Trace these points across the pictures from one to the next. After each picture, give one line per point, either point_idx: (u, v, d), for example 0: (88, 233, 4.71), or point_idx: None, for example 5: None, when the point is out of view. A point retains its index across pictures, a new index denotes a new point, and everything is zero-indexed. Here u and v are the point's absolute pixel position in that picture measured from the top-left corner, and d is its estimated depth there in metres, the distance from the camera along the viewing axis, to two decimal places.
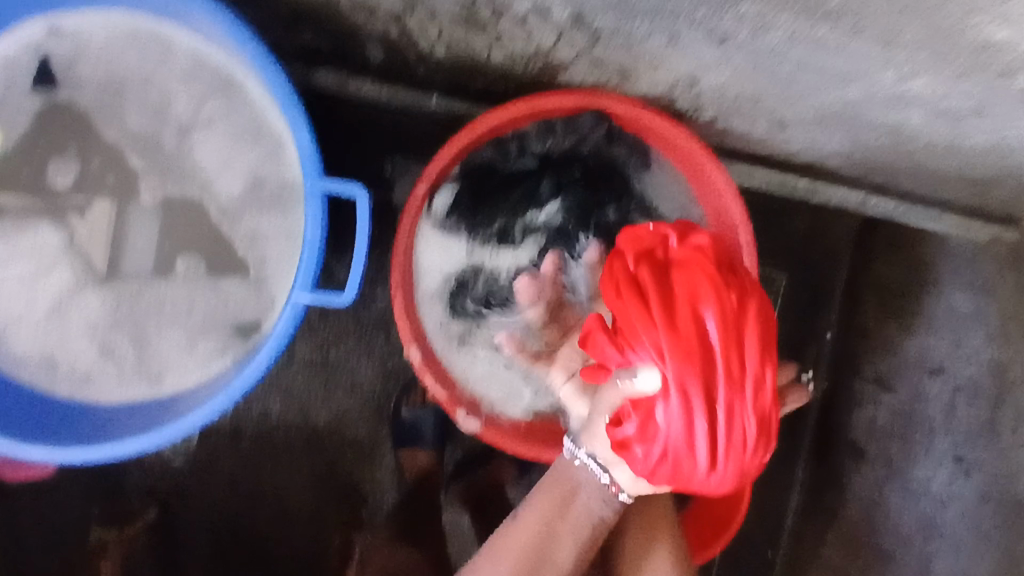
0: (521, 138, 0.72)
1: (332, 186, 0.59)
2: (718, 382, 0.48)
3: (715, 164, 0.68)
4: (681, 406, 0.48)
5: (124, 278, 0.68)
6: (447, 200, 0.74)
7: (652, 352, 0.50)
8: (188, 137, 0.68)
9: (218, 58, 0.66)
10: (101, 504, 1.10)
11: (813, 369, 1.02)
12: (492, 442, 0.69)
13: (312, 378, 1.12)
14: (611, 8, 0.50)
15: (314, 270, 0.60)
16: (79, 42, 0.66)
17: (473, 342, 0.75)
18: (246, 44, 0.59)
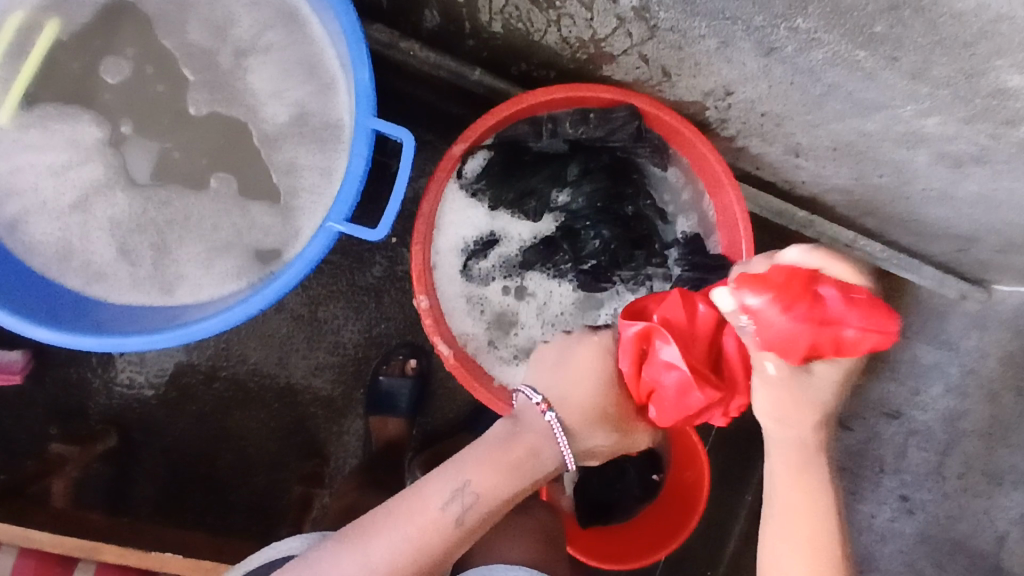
0: (556, 120, 0.75)
1: (381, 125, 0.63)
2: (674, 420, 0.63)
3: (733, 183, 0.72)
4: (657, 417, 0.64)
5: (154, 185, 0.70)
6: (478, 167, 0.78)
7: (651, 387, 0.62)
8: (242, 61, 0.69)
9: None
10: (59, 423, 1.08)
11: None
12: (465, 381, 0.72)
13: (295, 331, 1.09)
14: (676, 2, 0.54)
15: (352, 203, 0.64)
16: None
17: (479, 301, 0.80)
18: None
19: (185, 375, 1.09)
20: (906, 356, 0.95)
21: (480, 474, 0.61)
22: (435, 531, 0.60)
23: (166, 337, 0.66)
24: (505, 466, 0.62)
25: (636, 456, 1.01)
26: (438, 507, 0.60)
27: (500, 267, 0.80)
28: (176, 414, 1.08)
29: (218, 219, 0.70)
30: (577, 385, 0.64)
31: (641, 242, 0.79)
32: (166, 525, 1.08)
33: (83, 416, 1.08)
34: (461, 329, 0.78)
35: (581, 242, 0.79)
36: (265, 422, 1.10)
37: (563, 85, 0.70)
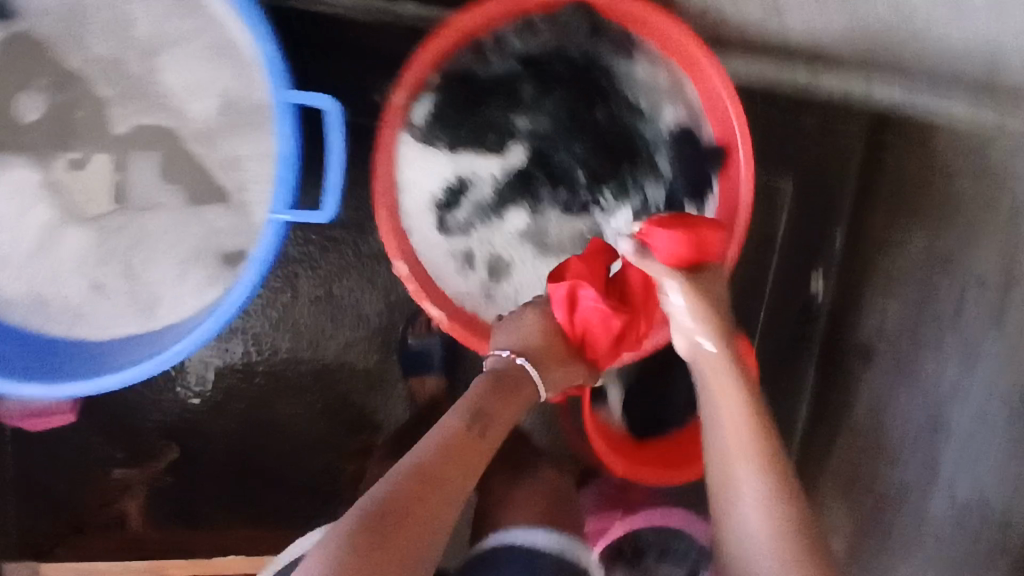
0: (500, 38, 0.69)
1: (300, 98, 0.58)
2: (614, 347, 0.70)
3: (709, 59, 0.64)
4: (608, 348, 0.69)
5: (106, 213, 0.67)
6: (426, 111, 0.71)
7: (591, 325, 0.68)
8: (153, 61, 0.65)
9: None
10: (124, 448, 1.12)
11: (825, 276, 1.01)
12: (460, 337, 0.70)
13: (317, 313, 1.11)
14: None
15: (292, 187, 0.59)
16: None
17: (461, 254, 0.75)
18: None
19: (224, 377, 1.12)
20: (954, 193, 0.84)
21: (500, 410, 0.61)
22: (468, 451, 0.58)
23: (157, 362, 0.64)
24: (516, 401, 0.62)
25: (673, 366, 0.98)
26: (467, 428, 0.59)
27: (476, 213, 0.74)
28: (224, 416, 1.11)
29: (180, 233, 0.68)
30: (531, 334, 0.67)
31: (620, 150, 0.74)
32: (245, 521, 1.13)
33: (143, 437, 1.12)
34: (450, 287, 0.74)
35: (558, 165, 0.73)
36: (309, 405, 1.12)
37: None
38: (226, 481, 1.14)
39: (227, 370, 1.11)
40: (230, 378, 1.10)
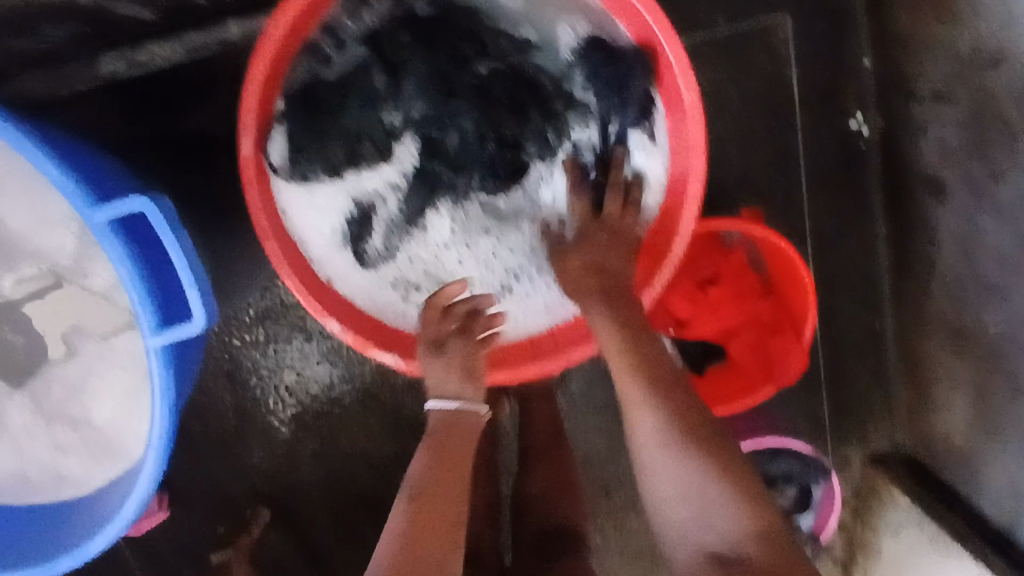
0: (332, 24, 0.68)
1: (109, 211, 0.50)
2: None
3: None
4: None
5: (37, 371, 0.64)
6: (284, 147, 0.69)
7: None
8: None
9: None
10: (223, 520, 1.17)
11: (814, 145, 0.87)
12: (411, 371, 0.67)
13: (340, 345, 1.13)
14: None
15: (154, 306, 0.52)
16: None
17: (392, 276, 0.74)
18: None
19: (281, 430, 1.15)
20: None
21: (424, 468, 0.63)
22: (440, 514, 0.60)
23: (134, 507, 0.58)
24: (447, 457, 0.64)
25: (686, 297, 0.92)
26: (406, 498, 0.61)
27: (389, 232, 0.73)
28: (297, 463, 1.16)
29: (104, 368, 0.63)
30: None
31: (518, 102, 0.71)
32: (356, 547, 1.19)
33: (234, 504, 1.16)
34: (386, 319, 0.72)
35: (444, 141, 0.71)
36: (369, 429, 1.17)
37: None
38: (329, 519, 1.19)
39: (282, 422, 1.15)
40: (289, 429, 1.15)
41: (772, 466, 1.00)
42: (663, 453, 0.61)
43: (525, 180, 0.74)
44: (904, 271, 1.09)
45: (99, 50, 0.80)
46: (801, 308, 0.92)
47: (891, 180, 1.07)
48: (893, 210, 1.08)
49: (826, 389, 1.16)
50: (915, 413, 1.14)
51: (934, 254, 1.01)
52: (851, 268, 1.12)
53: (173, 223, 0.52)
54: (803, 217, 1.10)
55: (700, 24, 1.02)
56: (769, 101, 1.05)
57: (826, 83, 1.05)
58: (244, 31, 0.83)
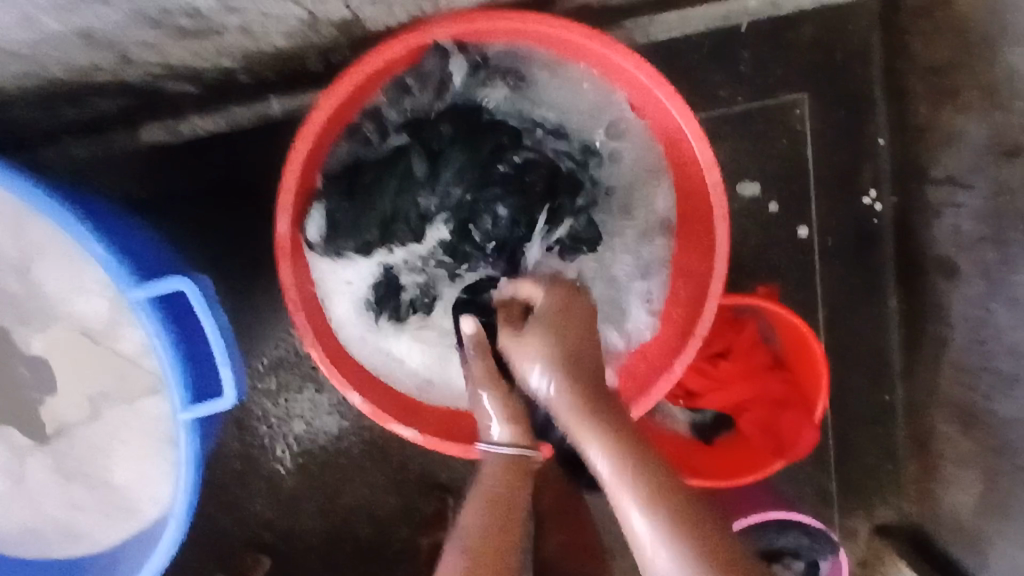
0: (378, 111, 0.71)
1: (152, 289, 0.52)
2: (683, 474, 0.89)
3: (620, 51, 0.64)
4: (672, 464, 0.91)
5: (61, 432, 0.65)
6: (321, 224, 0.71)
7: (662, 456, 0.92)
8: (30, 277, 0.61)
9: (7, 198, 0.59)
10: (221, 568, 1.15)
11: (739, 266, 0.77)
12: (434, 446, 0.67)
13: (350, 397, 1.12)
14: None
15: (185, 382, 0.54)
16: None
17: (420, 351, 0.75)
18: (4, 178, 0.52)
19: (285, 480, 1.14)
20: None
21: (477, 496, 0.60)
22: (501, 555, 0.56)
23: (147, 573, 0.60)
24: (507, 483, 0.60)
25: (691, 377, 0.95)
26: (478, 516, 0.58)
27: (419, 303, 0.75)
28: (298, 512, 1.14)
29: (124, 431, 0.64)
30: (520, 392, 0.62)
31: (550, 189, 0.74)
32: None
33: (234, 551, 1.15)
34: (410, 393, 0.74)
35: (477, 225, 0.74)
36: (374, 483, 1.15)
37: (346, 73, 0.62)
38: (328, 570, 1.17)
39: (286, 471, 1.13)
40: (293, 479, 1.13)
41: (776, 539, 0.98)
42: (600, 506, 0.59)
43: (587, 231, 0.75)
44: (916, 346, 1.09)
45: (143, 118, 0.79)
46: (814, 386, 0.93)
47: (904, 256, 1.08)
48: (905, 286, 1.09)
49: (833, 462, 1.16)
50: (923, 489, 1.13)
51: (947, 333, 1.02)
52: (863, 340, 1.12)
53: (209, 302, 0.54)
54: (818, 289, 1.11)
55: (720, 100, 1.04)
56: (784, 175, 1.07)
57: (840, 160, 1.07)
58: (287, 109, 0.82)
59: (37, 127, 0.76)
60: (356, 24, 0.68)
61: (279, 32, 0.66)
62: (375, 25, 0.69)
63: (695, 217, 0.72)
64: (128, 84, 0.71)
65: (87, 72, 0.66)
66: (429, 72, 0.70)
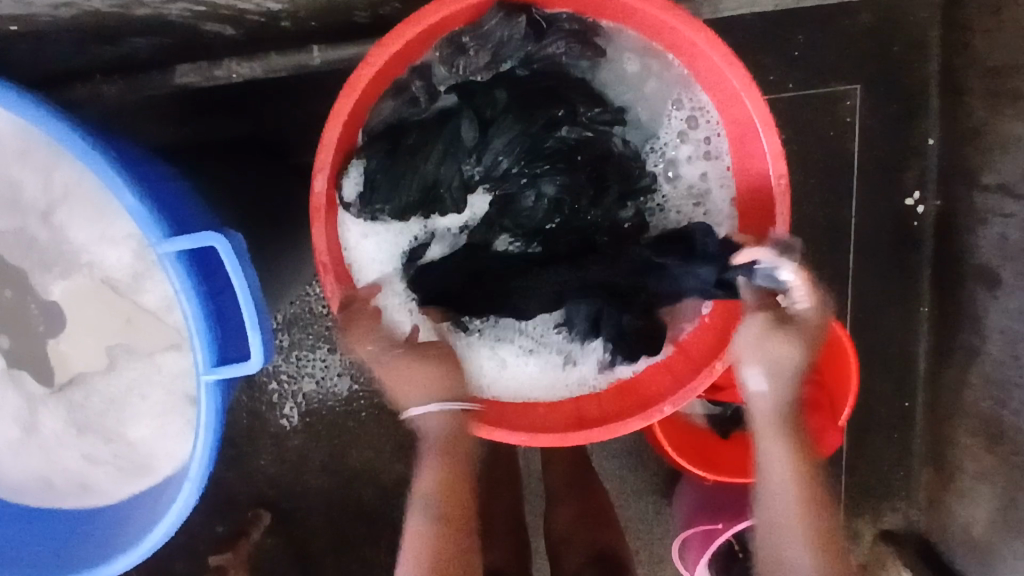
0: (426, 69, 0.68)
1: (180, 245, 0.49)
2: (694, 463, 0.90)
3: (687, 24, 0.62)
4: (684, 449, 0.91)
5: (78, 381, 0.63)
6: (357, 184, 0.68)
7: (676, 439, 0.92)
8: (53, 221, 0.59)
9: (40, 141, 0.57)
10: (223, 520, 1.15)
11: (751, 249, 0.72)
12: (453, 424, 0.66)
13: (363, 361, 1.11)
14: None
15: (211, 344, 0.51)
16: None
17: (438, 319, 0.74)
18: (38, 114, 0.50)
19: (293, 438, 1.13)
20: None
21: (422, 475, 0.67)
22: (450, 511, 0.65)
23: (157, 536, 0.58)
24: (439, 459, 0.66)
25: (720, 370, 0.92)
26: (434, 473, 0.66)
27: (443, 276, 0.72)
28: (304, 470, 1.14)
29: (143, 386, 0.62)
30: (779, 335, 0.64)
31: (597, 173, 0.71)
32: (352, 561, 1.17)
33: (237, 503, 1.14)
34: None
35: (522, 197, 0.71)
36: (381, 448, 1.14)
37: (402, 25, 0.59)
38: (329, 530, 1.17)
39: (294, 430, 1.12)
40: (301, 437, 1.13)
41: None
42: (775, 527, 0.65)
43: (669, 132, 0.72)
44: (944, 354, 1.07)
45: (176, 60, 0.76)
46: (839, 389, 0.92)
47: (943, 262, 1.05)
48: (940, 292, 1.06)
49: (844, 463, 1.15)
50: (935, 498, 1.12)
51: (979, 345, 0.99)
52: (888, 343, 1.10)
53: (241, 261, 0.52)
54: (849, 289, 1.08)
55: (770, 84, 1.00)
56: (827, 168, 1.04)
57: (887, 157, 1.04)
58: (327, 62, 0.79)
59: (66, 60, 0.73)
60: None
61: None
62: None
63: (756, 186, 0.69)
64: (166, 23, 0.67)
65: (123, 8, 0.63)
66: (487, 33, 0.66)
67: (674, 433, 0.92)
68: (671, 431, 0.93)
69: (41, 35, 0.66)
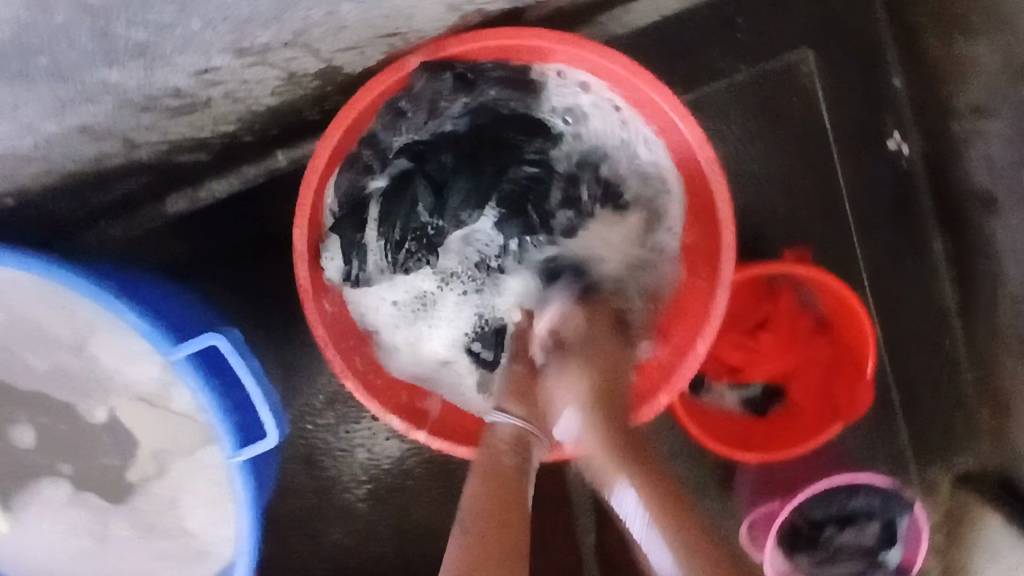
0: (374, 138, 0.73)
1: (188, 347, 0.58)
2: (742, 452, 0.90)
3: (589, 49, 0.68)
4: (730, 442, 0.92)
5: (136, 488, 0.70)
6: (337, 263, 0.76)
7: (719, 434, 0.92)
8: (84, 353, 0.66)
9: (45, 292, 0.63)
10: None
11: (701, 210, 0.76)
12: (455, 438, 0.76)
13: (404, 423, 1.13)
14: None
15: (232, 429, 0.59)
16: None
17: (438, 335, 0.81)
18: (44, 266, 0.58)
19: (355, 516, 1.13)
20: None
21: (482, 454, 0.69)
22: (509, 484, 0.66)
23: None
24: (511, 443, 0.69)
25: (738, 353, 0.94)
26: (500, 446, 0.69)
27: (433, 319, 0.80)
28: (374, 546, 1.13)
29: (190, 482, 0.69)
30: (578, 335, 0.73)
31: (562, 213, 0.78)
32: None
33: None
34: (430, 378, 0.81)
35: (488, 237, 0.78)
36: (443, 502, 1.15)
37: (336, 120, 0.66)
38: None
39: (355, 506, 1.13)
40: (363, 511, 1.13)
41: (849, 503, 0.94)
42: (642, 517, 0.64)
43: (584, 118, 0.77)
44: (970, 282, 1.05)
45: (166, 191, 0.84)
46: (860, 345, 0.91)
47: (942, 196, 1.04)
48: (948, 225, 1.05)
49: (902, 415, 1.12)
50: (1005, 428, 1.08)
51: (1000, 265, 0.97)
52: (911, 287, 1.09)
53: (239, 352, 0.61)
54: (857, 243, 1.08)
55: (721, 72, 1.02)
56: (799, 136, 1.05)
57: (859, 106, 1.04)
58: (294, 161, 0.86)
59: (66, 216, 0.81)
60: (332, 69, 0.67)
61: (263, 92, 0.66)
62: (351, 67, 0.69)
63: (690, 177, 0.75)
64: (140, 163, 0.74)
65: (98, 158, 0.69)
66: (419, 93, 0.70)
67: (715, 428, 0.93)
68: (711, 426, 0.93)
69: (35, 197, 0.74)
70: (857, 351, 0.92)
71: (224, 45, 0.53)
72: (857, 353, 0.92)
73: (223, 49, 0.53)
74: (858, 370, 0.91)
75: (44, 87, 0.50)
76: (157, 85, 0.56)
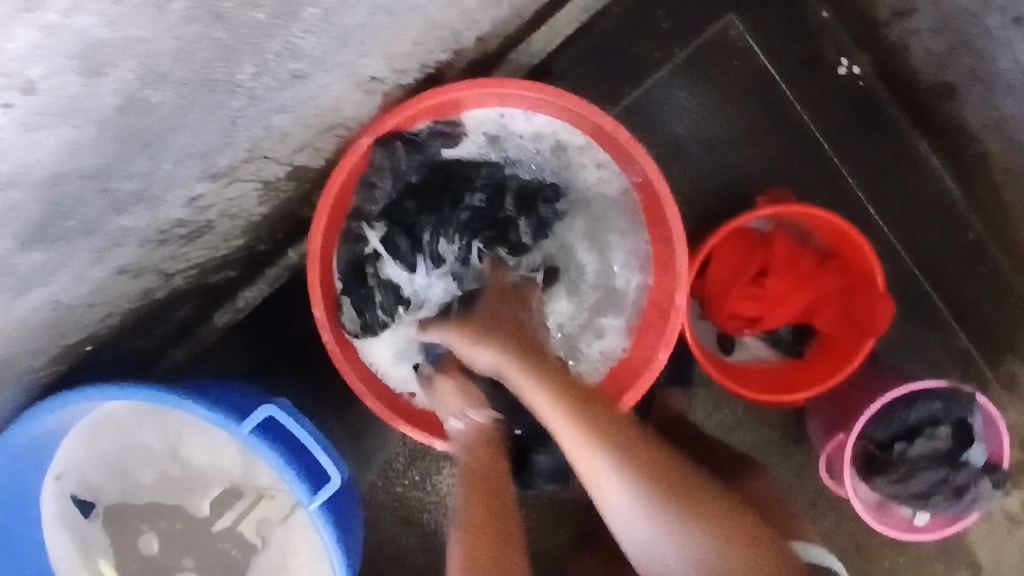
0: (358, 212, 0.86)
1: (250, 422, 0.70)
2: (787, 394, 0.93)
3: (503, 82, 0.79)
4: (774, 389, 0.96)
5: (249, 560, 0.85)
6: (352, 316, 0.87)
7: (760, 385, 0.96)
8: (181, 458, 0.84)
9: (144, 415, 0.83)
10: None
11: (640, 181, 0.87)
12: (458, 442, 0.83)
13: None
14: (252, 103, 0.60)
15: (302, 479, 0.72)
16: (77, 468, 0.84)
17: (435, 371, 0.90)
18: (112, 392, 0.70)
19: None
20: None
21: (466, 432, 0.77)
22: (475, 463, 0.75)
23: None
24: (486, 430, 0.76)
25: (751, 303, 0.98)
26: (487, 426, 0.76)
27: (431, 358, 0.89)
28: None
29: (291, 544, 0.84)
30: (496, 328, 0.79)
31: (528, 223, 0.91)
32: None
33: None
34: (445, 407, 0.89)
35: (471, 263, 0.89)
36: None
37: (319, 209, 0.78)
38: None
39: None
40: None
41: (910, 416, 0.95)
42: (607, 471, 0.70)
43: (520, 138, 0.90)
44: (962, 167, 1.06)
45: (211, 311, 0.99)
46: (862, 260, 0.94)
47: (901, 97, 1.07)
48: (920, 122, 1.07)
49: (949, 313, 1.11)
50: None
51: (978, 143, 0.98)
52: (907, 189, 1.10)
53: (292, 413, 0.74)
54: (838, 166, 1.11)
55: (660, 61, 1.10)
56: (747, 89, 1.11)
57: (795, 46, 1.10)
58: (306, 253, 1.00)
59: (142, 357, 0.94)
60: (299, 168, 0.80)
61: (251, 204, 0.79)
62: (315, 161, 0.82)
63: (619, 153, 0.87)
64: (184, 291, 0.87)
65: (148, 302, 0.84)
66: (381, 164, 0.83)
67: (753, 380, 0.97)
68: (752, 380, 0.97)
69: (109, 347, 0.85)
70: (857, 267, 0.96)
71: (202, 175, 0.66)
72: (857, 267, 0.96)
73: (202, 177, 0.67)
74: (867, 284, 0.94)
75: (82, 243, 0.62)
76: (160, 222, 0.68)
